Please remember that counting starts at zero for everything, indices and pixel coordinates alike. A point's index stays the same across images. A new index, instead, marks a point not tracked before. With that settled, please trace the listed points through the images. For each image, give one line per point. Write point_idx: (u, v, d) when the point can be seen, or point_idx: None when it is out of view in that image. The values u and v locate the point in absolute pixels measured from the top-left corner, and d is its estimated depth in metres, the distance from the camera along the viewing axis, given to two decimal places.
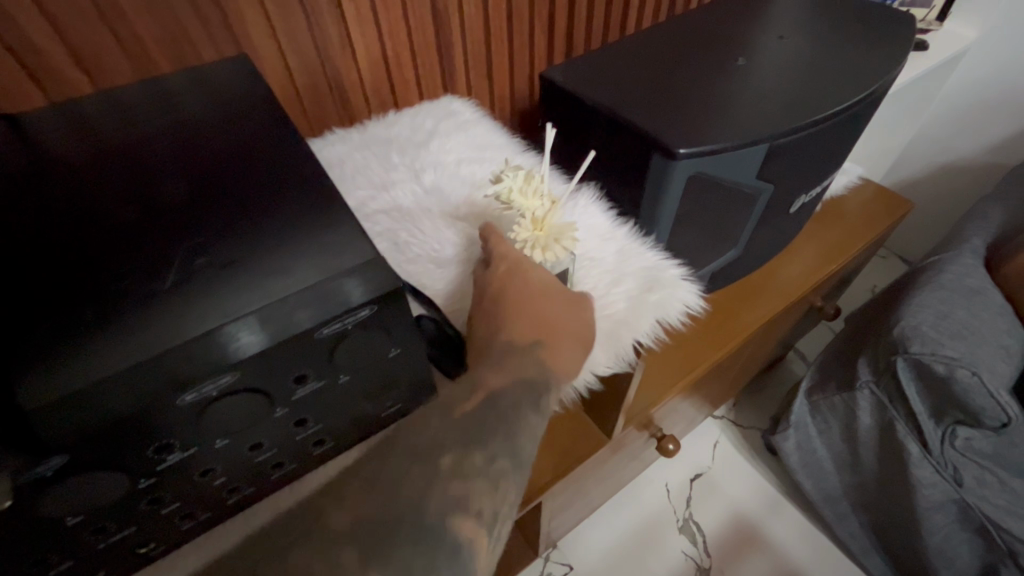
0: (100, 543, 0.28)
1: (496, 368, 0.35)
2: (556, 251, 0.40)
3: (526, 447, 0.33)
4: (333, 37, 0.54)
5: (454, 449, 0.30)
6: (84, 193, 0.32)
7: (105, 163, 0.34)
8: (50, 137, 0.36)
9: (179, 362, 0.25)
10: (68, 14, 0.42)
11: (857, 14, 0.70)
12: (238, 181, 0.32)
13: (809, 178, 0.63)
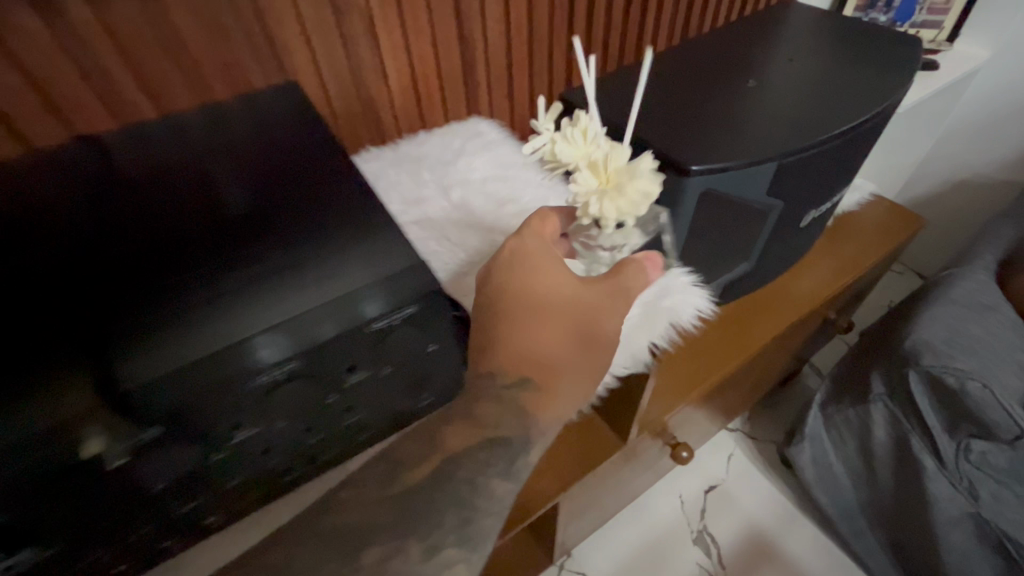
0: (174, 514, 0.31)
1: (465, 421, 0.35)
2: (631, 187, 0.37)
3: (481, 527, 0.33)
4: (368, 62, 0.59)
5: (391, 536, 0.31)
6: (160, 200, 0.36)
7: (176, 175, 0.38)
8: (127, 152, 0.40)
9: (253, 347, 0.28)
10: (137, 45, 0.46)
11: (866, 37, 0.72)
12: (295, 191, 0.36)
13: (818, 195, 0.65)
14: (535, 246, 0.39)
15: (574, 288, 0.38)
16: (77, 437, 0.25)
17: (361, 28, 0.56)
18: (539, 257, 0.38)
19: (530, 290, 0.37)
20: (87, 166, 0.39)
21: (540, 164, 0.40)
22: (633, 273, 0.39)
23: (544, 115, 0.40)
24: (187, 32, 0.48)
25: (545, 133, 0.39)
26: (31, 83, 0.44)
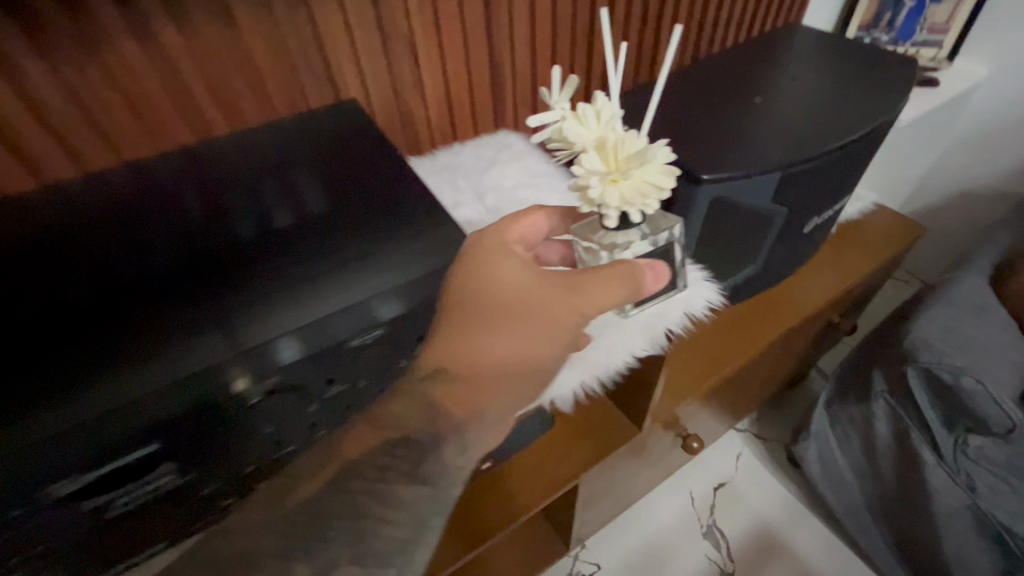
0: (273, 459, 0.39)
1: (366, 429, 0.38)
2: (639, 179, 0.37)
3: (379, 539, 0.37)
4: (409, 81, 0.65)
5: (281, 547, 0.36)
6: (258, 204, 0.44)
7: (266, 183, 0.46)
8: (220, 164, 0.49)
9: (353, 315, 0.37)
10: (216, 68, 0.53)
11: (865, 58, 0.78)
12: (366, 198, 0.45)
13: (820, 202, 0.70)
14: (495, 242, 0.40)
15: (529, 286, 0.40)
16: (230, 377, 0.34)
17: (404, 52, 0.62)
18: (498, 251, 0.40)
19: (468, 284, 0.38)
20: (190, 176, 0.47)
21: (549, 144, 0.39)
22: (601, 279, 0.41)
23: (560, 89, 0.39)
24: (258, 56, 0.54)
25: (558, 110, 0.39)
26: (134, 102, 0.51)
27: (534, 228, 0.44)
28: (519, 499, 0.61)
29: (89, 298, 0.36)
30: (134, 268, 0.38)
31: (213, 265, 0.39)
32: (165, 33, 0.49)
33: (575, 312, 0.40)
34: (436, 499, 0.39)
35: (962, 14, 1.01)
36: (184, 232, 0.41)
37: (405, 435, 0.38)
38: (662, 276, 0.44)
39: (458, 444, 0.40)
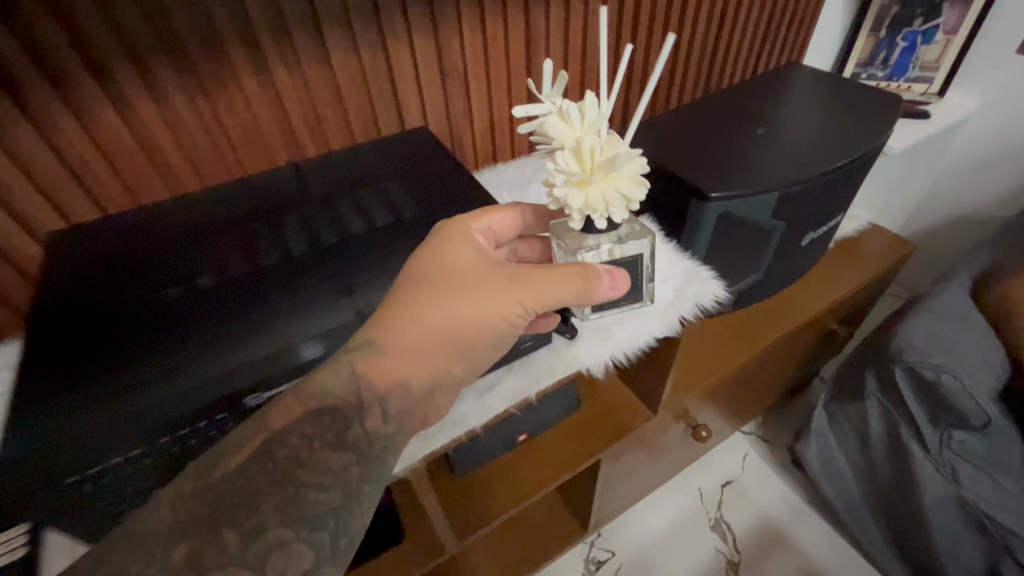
0: None
1: (293, 400, 0.36)
2: (601, 189, 0.41)
3: (310, 505, 0.34)
4: (461, 109, 0.77)
5: (195, 533, 0.32)
6: (354, 205, 0.55)
7: (356, 190, 0.58)
8: (319, 179, 0.61)
9: None
10: (312, 98, 0.65)
11: (857, 95, 0.88)
12: (436, 201, 0.56)
13: (816, 219, 0.80)
14: (460, 226, 0.47)
15: (481, 267, 0.45)
16: (304, 345, 0.41)
17: (458, 85, 0.74)
18: (459, 234, 0.46)
19: (428, 254, 0.44)
20: (298, 187, 0.59)
21: (531, 137, 0.42)
22: (547, 274, 0.44)
23: (551, 87, 0.42)
24: (343, 89, 0.66)
25: (547, 106, 0.42)
26: (248, 130, 0.64)
27: (504, 222, 0.50)
28: (548, 469, 0.70)
29: (200, 296, 0.44)
30: (235, 271, 0.47)
31: (307, 261, 0.48)
32: (277, 71, 0.61)
33: (516, 300, 0.44)
34: (365, 468, 0.37)
35: (950, 56, 1.11)
36: (290, 234, 0.51)
37: (332, 403, 0.37)
38: (618, 285, 0.46)
39: (386, 414, 0.39)
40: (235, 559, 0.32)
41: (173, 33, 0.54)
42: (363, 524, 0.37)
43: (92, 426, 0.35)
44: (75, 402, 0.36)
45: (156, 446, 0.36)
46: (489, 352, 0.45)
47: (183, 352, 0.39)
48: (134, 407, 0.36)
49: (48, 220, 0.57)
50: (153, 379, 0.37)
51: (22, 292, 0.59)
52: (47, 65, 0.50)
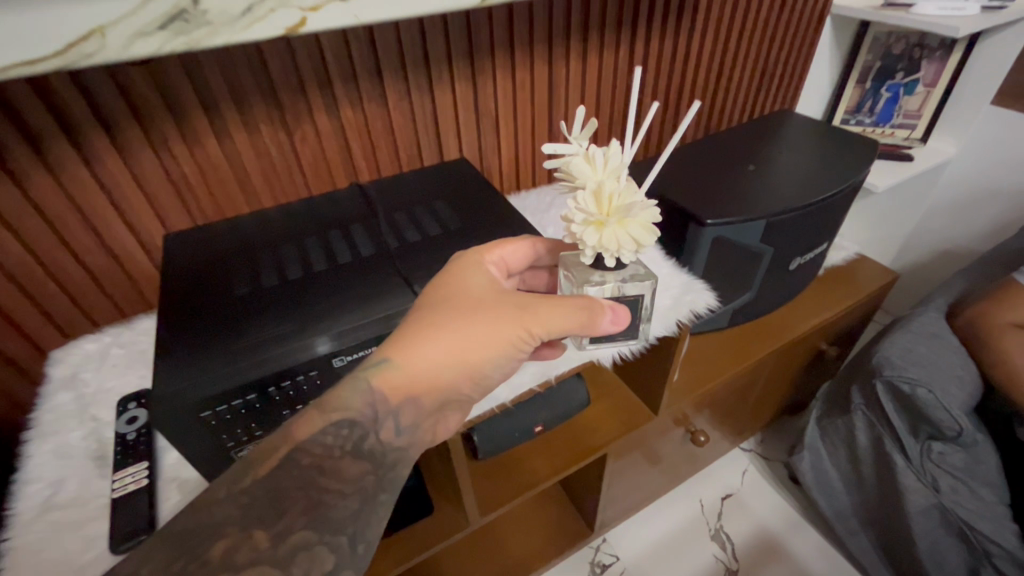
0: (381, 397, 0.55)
1: (317, 414, 0.40)
2: (615, 231, 0.46)
3: (331, 510, 0.37)
4: (491, 144, 0.89)
5: (233, 529, 0.34)
6: (405, 221, 0.67)
7: (406, 209, 0.70)
8: (374, 198, 0.73)
9: None
10: (370, 133, 0.78)
11: (838, 138, 1.00)
12: (472, 218, 0.67)
13: (802, 246, 0.91)
14: (478, 256, 0.53)
15: (486, 293, 0.50)
16: (348, 334, 0.50)
17: (490, 124, 0.87)
18: (475, 265, 0.52)
19: (446, 280, 0.50)
20: (357, 205, 0.71)
21: (557, 175, 0.48)
22: (553, 304, 0.49)
23: (580, 130, 0.47)
24: (397, 126, 0.79)
25: (574, 148, 0.47)
26: (315, 156, 0.76)
27: (515, 254, 0.56)
28: (560, 458, 0.80)
29: (269, 290, 0.55)
30: (298, 270, 0.58)
31: (360, 267, 0.58)
32: (345, 111, 0.74)
33: (523, 325, 0.48)
34: (381, 476, 0.41)
35: (932, 105, 1.23)
36: (352, 243, 0.62)
37: (352, 416, 0.40)
38: (619, 319, 0.51)
39: (398, 427, 0.43)
40: (267, 556, 0.34)
41: (271, 81, 0.67)
42: (377, 528, 0.40)
43: (186, 384, 0.46)
44: (179, 363, 0.48)
45: (243, 399, 0.47)
46: (490, 370, 0.48)
47: (257, 333, 0.50)
48: (216, 370, 0.47)
49: (151, 226, 0.70)
50: (236, 352, 0.49)
51: (124, 287, 0.72)
52: (169, 99, 0.63)
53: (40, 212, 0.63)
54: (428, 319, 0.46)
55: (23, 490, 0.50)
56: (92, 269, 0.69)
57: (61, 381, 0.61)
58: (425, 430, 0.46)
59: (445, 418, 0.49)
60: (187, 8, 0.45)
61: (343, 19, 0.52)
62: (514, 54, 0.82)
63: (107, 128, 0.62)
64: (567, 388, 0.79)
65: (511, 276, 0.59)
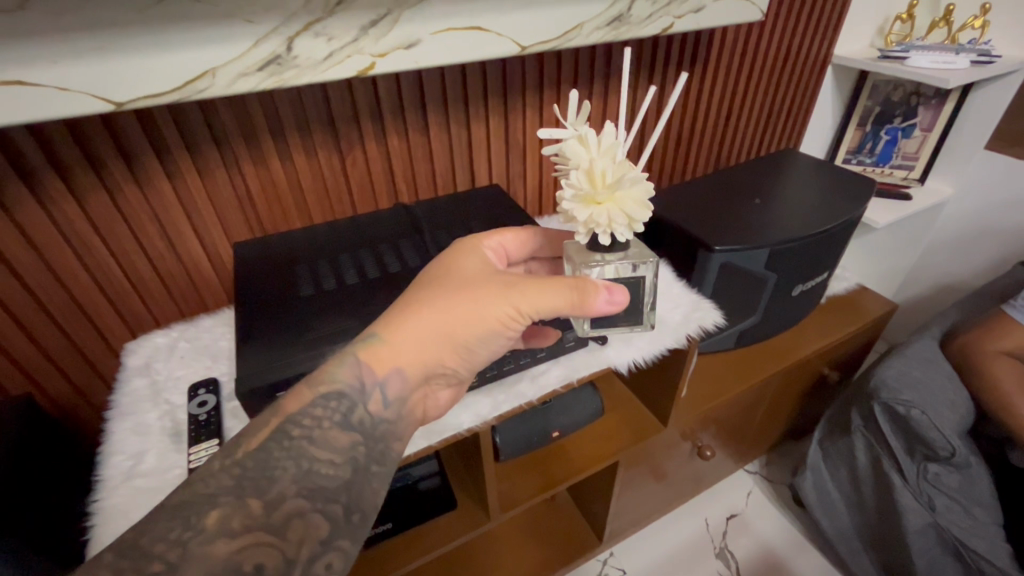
0: None
1: (306, 389, 0.45)
2: (606, 208, 0.49)
3: (321, 479, 0.41)
4: (518, 173, 0.98)
5: (228, 500, 0.38)
6: (438, 239, 0.75)
7: (439, 228, 0.78)
8: (413, 217, 0.81)
9: None
10: (413, 162, 0.87)
11: (839, 175, 1.08)
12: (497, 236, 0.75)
13: (803, 273, 0.98)
14: (471, 244, 0.58)
15: (477, 275, 0.54)
16: None
17: (517, 155, 0.96)
18: (468, 251, 0.57)
19: (439, 264, 0.55)
20: (399, 223, 0.80)
21: (554, 156, 0.51)
22: (541, 285, 0.52)
23: (576, 115, 0.50)
24: (436, 156, 0.88)
25: (570, 133, 0.50)
26: (363, 180, 0.85)
27: (513, 241, 0.62)
28: (577, 463, 0.86)
29: (325, 295, 0.64)
30: (355, 275, 0.67)
31: (402, 277, 0.66)
32: (392, 141, 0.83)
33: (511, 304, 0.51)
34: (371, 448, 0.46)
35: (928, 148, 1.31)
36: (395, 257, 0.71)
37: (339, 388, 0.46)
38: (616, 299, 0.53)
39: (386, 400, 0.48)
40: (261, 523, 0.38)
41: (331, 113, 0.76)
42: (373, 499, 0.44)
43: (256, 370, 0.54)
44: (250, 354, 0.56)
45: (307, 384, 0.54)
46: (479, 347, 0.52)
47: (324, 327, 0.59)
48: (281, 359, 0.55)
49: (215, 237, 0.79)
50: (307, 342, 0.57)
51: (185, 289, 0.80)
52: (245, 126, 0.72)
53: (124, 218, 0.71)
54: (416, 294, 0.52)
55: (110, 460, 0.57)
56: (162, 275, 0.77)
57: (136, 368, 0.68)
58: (413, 403, 0.50)
59: (433, 392, 0.54)
60: (281, 54, 0.55)
61: (404, 63, 0.63)
62: (543, 93, 0.91)
63: (189, 149, 0.70)
64: (581, 397, 0.86)
65: (513, 264, 0.66)
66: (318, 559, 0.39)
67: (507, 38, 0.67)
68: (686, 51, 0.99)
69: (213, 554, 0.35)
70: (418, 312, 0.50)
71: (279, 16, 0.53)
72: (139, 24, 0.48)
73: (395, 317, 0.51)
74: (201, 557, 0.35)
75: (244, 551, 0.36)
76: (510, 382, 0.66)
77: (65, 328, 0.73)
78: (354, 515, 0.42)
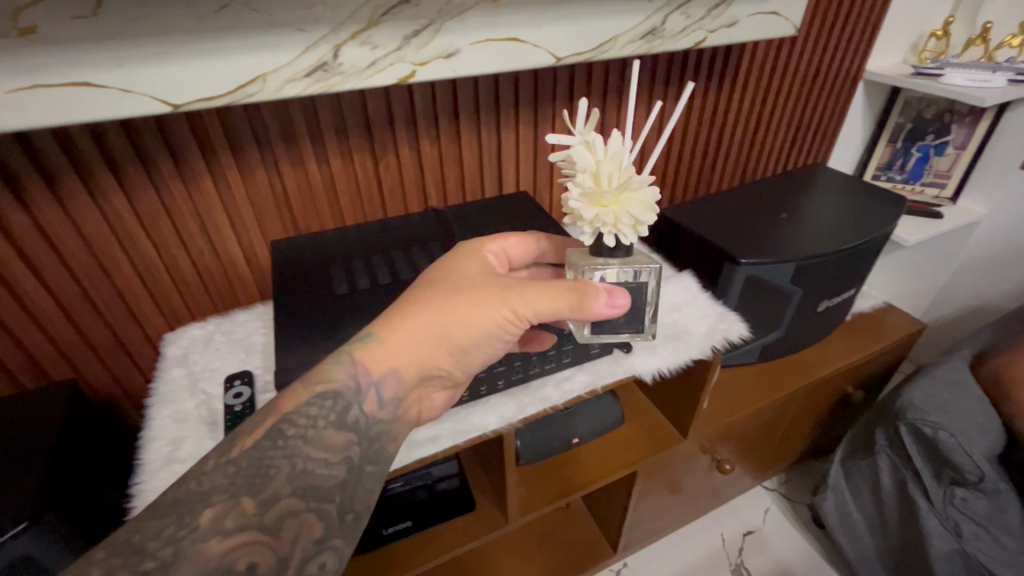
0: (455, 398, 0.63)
1: (302, 388, 0.46)
2: (613, 210, 0.49)
3: (316, 478, 0.41)
4: (544, 180, 1.00)
5: (222, 498, 0.37)
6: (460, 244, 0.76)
7: (463, 233, 0.79)
8: (440, 221, 0.83)
9: None
10: (445, 167, 0.89)
11: (870, 191, 1.07)
12: None
13: (829, 290, 0.97)
14: (473, 247, 0.59)
15: (477, 278, 0.55)
16: None
17: (545, 162, 0.97)
18: (469, 254, 0.58)
19: (438, 266, 0.56)
20: (428, 227, 0.82)
21: (559, 160, 0.50)
22: (539, 290, 0.52)
23: (584, 123, 0.49)
24: (467, 162, 0.90)
25: (577, 139, 0.49)
26: (395, 184, 0.87)
27: (516, 246, 0.62)
28: (596, 470, 0.86)
29: (354, 296, 0.65)
30: (384, 277, 0.69)
31: None
32: (425, 146, 0.85)
33: (508, 306, 0.52)
34: (366, 448, 0.46)
35: (962, 166, 1.28)
36: (417, 262, 0.72)
37: (335, 388, 0.46)
38: (617, 303, 0.53)
39: (381, 400, 0.48)
40: (255, 523, 0.37)
41: (369, 118, 0.78)
42: (366, 501, 0.44)
43: (278, 366, 0.56)
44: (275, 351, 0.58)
45: None
46: (474, 351, 0.53)
47: (347, 327, 0.61)
48: (303, 357, 0.57)
49: (253, 236, 0.81)
50: (332, 341, 0.59)
51: (220, 284, 0.83)
52: (286, 128, 0.74)
53: (168, 214, 0.74)
54: (410, 299, 0.52)
55: (149, 446, 0.59)
56: (201, 272, 0.80)
57: (174, 359, 0.71)
58: (408, 404, 0.50)
59: (428, 394, 0.54)
60: (328, 61, 0.58)
61: (443, 72, 0.65)
62: (574, 103, 0.92)
63: (233, 149, 0.73)
64: (601, 405, 0.86)
65: (516, 269, 0.66)
66: (313, 558, 0.38)
67: (543, 49, 0.68)
68: (717, 64, 0.99)
69: (206, 553, 0.34)
70: (415, 314, 0.51)
71: (328, 25, 0.56)
72: (198, 33, 0.51)
73: (391, 320, 0.51)
74: (193, 556, 0.34)
75: (237, 550, 0.36)
76: (535, 386, 0.67)
77: (108, 319, 0.76)
78: (344, 514, 0.41)
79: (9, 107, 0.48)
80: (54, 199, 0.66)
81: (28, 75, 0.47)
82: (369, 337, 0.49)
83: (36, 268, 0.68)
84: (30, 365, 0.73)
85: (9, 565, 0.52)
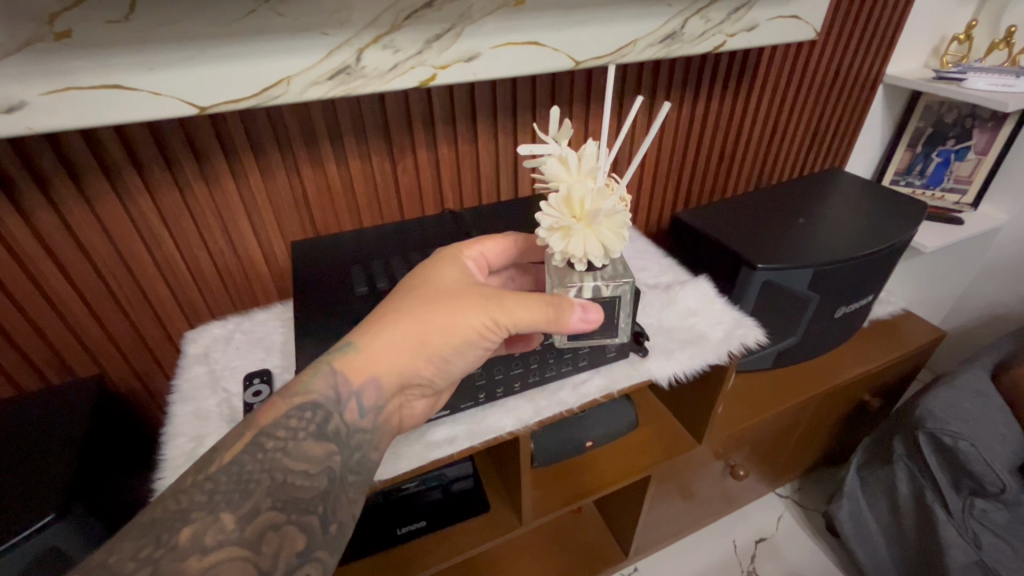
0: (470, 399, 0.63)
1: (280, 400, 0.46)
2: (583, 236, 0.47)
3: (297, 490, 0.42)
4: None
5: (198, 515, 0.38)
6: None
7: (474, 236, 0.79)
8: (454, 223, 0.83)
9: None
10: (462, 169, 0.90)
11: (891, 196, 1.06)
12: None
13: (846, 297, 0.96)
14: (453, 252, 0.59)
15: (456, 283, 0.55)
16: None
17: None
18: (450, 259, 0.57)
19: (420, 271, 0.56)
20: (441, 229, 0.82)
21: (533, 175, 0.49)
22: (519, 299, 0.52)
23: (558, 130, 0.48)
24: (483, 165, 0.91)
25: (551, 149, 0.48)
26: (412, 185, 0.88)
27: (494, 249, 0.61)
28: (609, 473, 0.86)
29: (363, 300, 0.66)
30: (390, 281, 0.69)
31: None
32: (443, 148, 0.85)
33: (489, 314, 0.52)
34: (347, 459, 0.47)
35: (983, 171, 1.26)
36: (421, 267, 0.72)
37: (313, 399, 0.47)
38: (590, 319, 0.51)
39: (361, 409, 0.48)
40: (235, 539, 0.38)
41: (388, 121, 0.79)
42: (348, 511, 0.46)
43: None
44: None
45: None
46: (455, 359, 0.52)
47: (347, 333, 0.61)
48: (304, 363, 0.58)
49: (272, 236, 0.82)
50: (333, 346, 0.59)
51: (238, 283, 0.84)
52: (307, 129, 0.75)
53: (190, 213, 0.75)
54: (387, 307, 0.52)
55: (173, 442, 0.60)
56: (221, 271, 0.82)
57: (196, 356, 0.72)
58: (388, 413, 0.50)
59: (409, 402, 0.53)
60: (351, 64, 0.58)
61: (463, 75, 0.65)
62: (591, 103, 0.92)
63: (254, 150, 0.74)
64: (614, 408, 0.86)
65: (494, 271, 0.65)
66: (296, 570, 0.40)
67: (563, 52, 0.68)
68: (734, 66, 0.99)
69: (186, 570, 0.35)
70: (393, 322, 0.51)
71: (352, 29, 0.56)
72: (213, 40, 0.52)
73: (368, 329, 0.51)
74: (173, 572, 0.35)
75: (217, 566, 0.36)
76: (550, 388, 0.67)
77: (130, 316, 0.77)
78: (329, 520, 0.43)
79: (43, 109, 0.49)
80: (82, 198, 0.67)
81: (54, 78, 0.48)
82: (346, 345, 0.50)
83: (62, 265, 0.69)
84: (56, 361, 0.75)
85: (38, 561, 0.52)
